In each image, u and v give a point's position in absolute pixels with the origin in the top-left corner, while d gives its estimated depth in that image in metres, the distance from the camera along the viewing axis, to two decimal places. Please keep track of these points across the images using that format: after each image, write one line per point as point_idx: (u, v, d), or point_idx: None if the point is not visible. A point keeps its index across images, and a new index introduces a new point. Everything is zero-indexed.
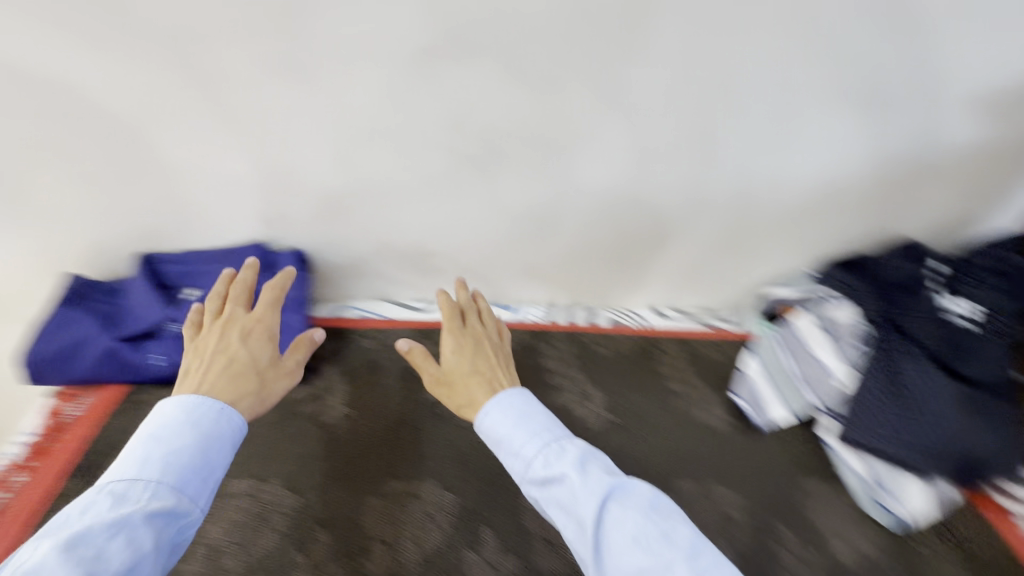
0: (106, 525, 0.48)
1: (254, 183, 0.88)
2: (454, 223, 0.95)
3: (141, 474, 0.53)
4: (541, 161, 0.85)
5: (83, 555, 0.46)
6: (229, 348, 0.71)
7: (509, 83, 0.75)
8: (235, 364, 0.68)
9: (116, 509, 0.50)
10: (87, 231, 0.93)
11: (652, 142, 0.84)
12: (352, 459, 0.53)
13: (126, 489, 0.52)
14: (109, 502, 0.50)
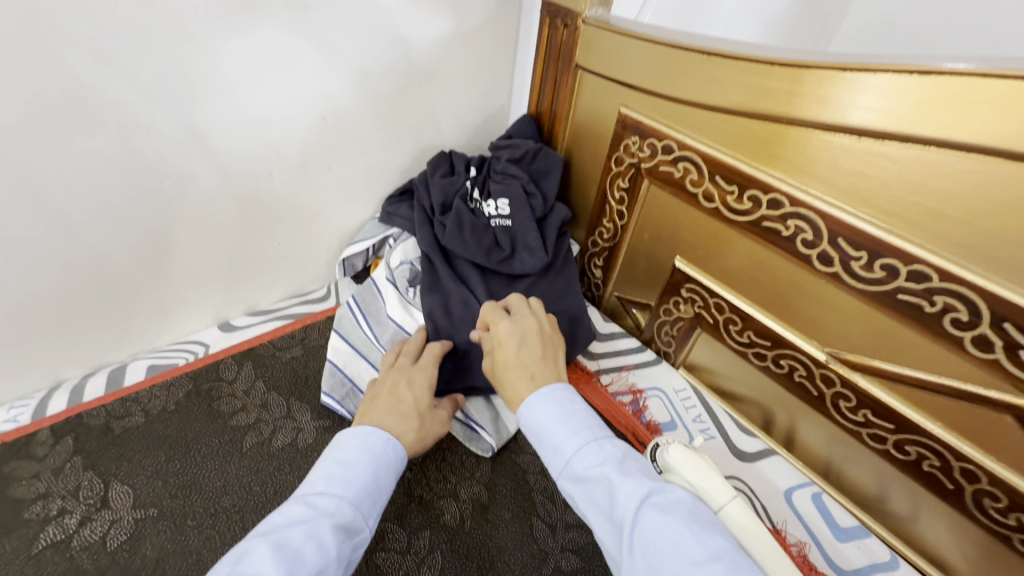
0: (594, 469, 0.41)
1: None
2: (332, 171, 0.69)
3: (563, 414, 0.45)
4: (335, 141, 0.66)
5: (593, 502, 0.41)
6: (520, 325, 0.55)
7: (293, 63, 0.57)
8: (404, 407, 0.51)
9: (576, 442, 0.43)
10: None
11: (399, 118, 0.70)
12: (586, 440, 0.43)
13: (530, 421, 0.47)
14: (586, 437, 0.43)
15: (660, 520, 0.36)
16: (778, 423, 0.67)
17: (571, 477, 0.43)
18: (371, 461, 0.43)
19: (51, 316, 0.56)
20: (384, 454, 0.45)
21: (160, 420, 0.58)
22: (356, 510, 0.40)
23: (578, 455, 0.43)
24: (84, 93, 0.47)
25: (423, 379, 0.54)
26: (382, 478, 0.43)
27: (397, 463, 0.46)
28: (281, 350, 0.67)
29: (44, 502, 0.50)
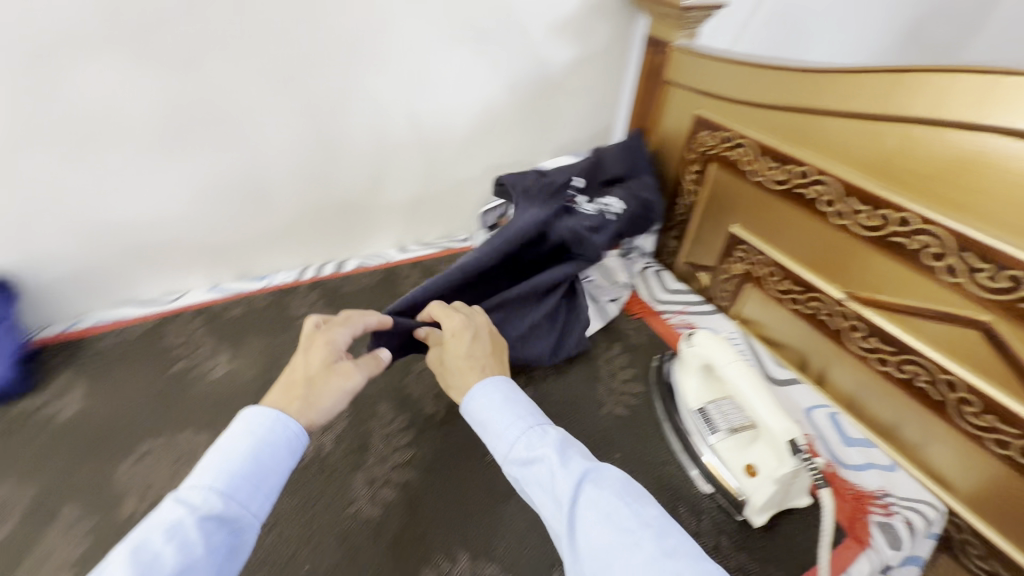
0: (537, 450, 0.52)
1: (278, 130, 0.80)
2: (487, 148, 1.00)
3: (502, 407, 0.56)
4: (492, 127, 0.97)
5: (536, 482, 0.51)
6: (473, 322, 0.64)
7: (477, 73, 0.90)
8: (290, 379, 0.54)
9: (522, 427, 0.54)
10: None
11: (536, 114, 1.00)
12: (529, 427, 0.54)
13: (476, 410, 0.57)
14: (530, 423, 0.54)
15: (596, 493, 0.48)
16: (810, 364, 0.83)
17: (515, 460, 0.53)
18: (252, 449, 0.47)
19: (317, 220, 0.93)
20: (266, 435, 0.49)
21: (365, 290, 0.90)
22: (229, 499, 0.45)
23: (522, 442, 0.53)
24: (365, 83, 0.82)
25: (324, 347, 0.56)
26: (266, 459, 0.48)
27: (290, 441, 0.49)
28: (437, 264, 0.98)
29: (305, 318, 0.84)
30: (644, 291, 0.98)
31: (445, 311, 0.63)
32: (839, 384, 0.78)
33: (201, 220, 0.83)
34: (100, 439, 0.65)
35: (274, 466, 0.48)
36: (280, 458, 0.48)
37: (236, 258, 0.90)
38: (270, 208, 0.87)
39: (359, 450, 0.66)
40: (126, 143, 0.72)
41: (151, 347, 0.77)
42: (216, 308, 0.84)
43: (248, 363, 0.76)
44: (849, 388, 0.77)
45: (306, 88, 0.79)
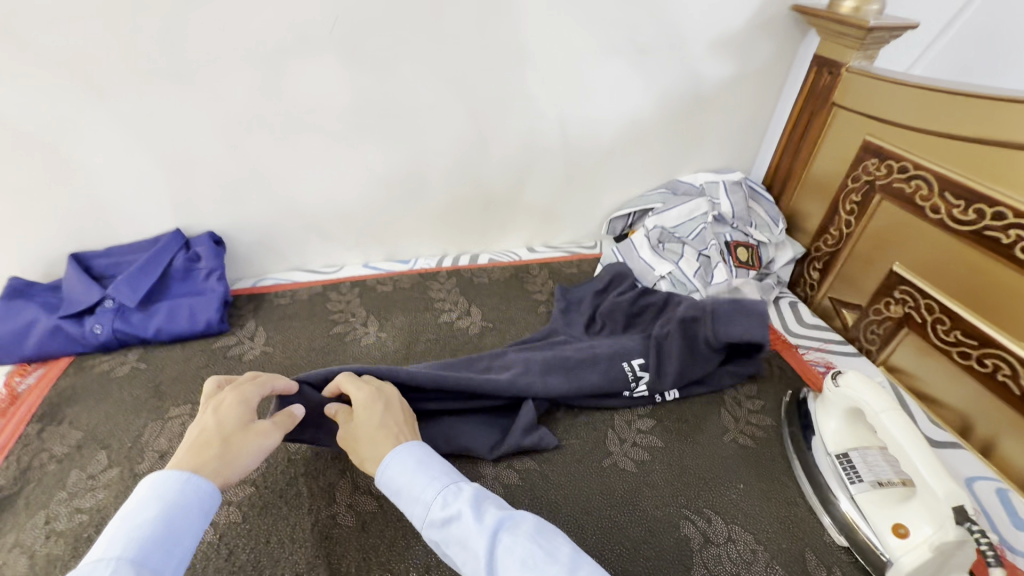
0: (452, 507, 0.47)
1: (444, 128, 0.88)
2: (627, 160, 1.01)
3: (415, 469, 0.50)
4: (636, 139, 0.99)
5: (457, 541, 0.45)
6: (381, 393, 0.60)
7: (632, 86, 0.91)
8: (198, 438, 0.48)
9: (436, 488, 0.48)
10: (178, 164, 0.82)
11: (682, 130, 0.99)
12: (443, 486, 0.48)
13: (386, 480, 0.51)
14: (444, 482, 0.49)
15: (511, 542, 0.43)
16: (976, 429, 0.73)
17: (433, 524, 0.47)
18: (159, 511, 0.42)
19: (461, 214, 1.00)
20: (176, 497, 0.43)
21: (495, 284, 0.96)
22: (140, 566, 0.39)
23: (438, 505, 0.47)
24: (526, 90, 0.88)
25: (237, 404, 0.52)
26: (177, 523, 0.42)
27: (199, 499, 0.44)
28: (564, 268, 1.00)
29: (442, 302, 0.91)
30: (777, 322, 0.94)
31: (353, 382, 0.60)
32: (1013, 458, 0.68)
33: (365, 203, 0.94)
34: None
35: (191, 524, 0.43)
36: (192, 519, 0.43)
37: (388, 241, 1.00)
38: (423, 198, 0.96)
39: None
40: (321, 130, 0.84)
41: (315, 308, 0.88)
42: (368, 283, 0.94)
43: (393, 336, 0.84)
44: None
45: (474, 92, 0.86)
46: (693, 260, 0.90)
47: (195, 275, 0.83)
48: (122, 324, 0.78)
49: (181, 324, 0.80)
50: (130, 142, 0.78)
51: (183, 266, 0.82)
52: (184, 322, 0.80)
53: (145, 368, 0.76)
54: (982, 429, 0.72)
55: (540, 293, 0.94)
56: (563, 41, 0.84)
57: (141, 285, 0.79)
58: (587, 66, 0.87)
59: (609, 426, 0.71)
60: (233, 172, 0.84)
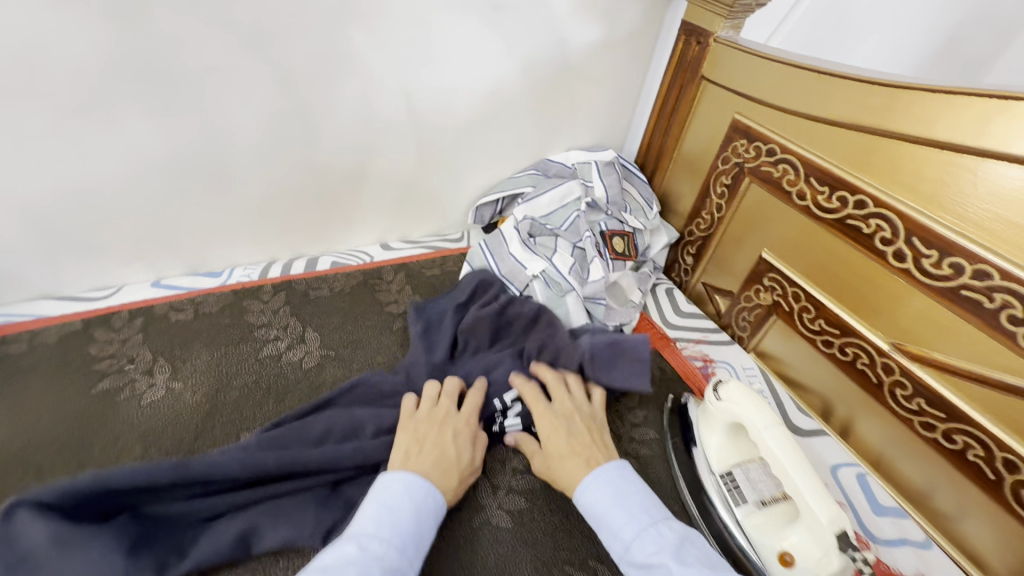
0: (654, 555, 0.46)
1: (244, 101, 0.66)
2: (491, 139, 0.87)
3: (615, 502, 0.51)
4: (499, 114, 0.84)
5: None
6: (561, 414, 0.60)
7: (488, 52, 0.76)
8: (431, 449, 0.54)
9: (634, 528, 0.48)
10: None
11: (550, 103, 0.87)
12: (644, 525, 0.48)
13: (588, 507, 0.51)
14: (643, 523, 0.49)
15: None
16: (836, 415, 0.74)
17: (631, 564, 0.47)
18: (413, 512, 0.47)
19: (287, 210, 0.79)
20: (424, 501, 0.48)
21: (339, 296, 0.77)
22: (400, 552, 0.44)
23: (637, 541, 0.47)
24: (353, 52, 0.68)
25: (464, 431, 0.57)
26: (424, 527, 0.47)
27: (438, 508, 0.49)
28: (425, 268, 0.85)
29: (266, 328, 0.71)
30: (655, 314, 0.89)
31: (545, 408, 0.60)
32: (869, 441, 0.70)
33: (140, 203, 0.69)
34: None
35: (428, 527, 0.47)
36: (432, 525, 0.48)
37: (186, 249, 0.76)
38: (229, 191, 0.73)
39: None
40: (40, 102, 0.57)
41: (71, 355, 0.63)
42: (158, 310, 0.70)
43: (192, 384, 0.63)
44: (880, 448, 0.69)
45: (280, 52, 0.64)
46: (567, 255, 0.79)
47: None
48: None
49: None
50: None
51: None
52: None
53: None
54: (841, 415, 0.73)
55: (398, 301, 0.79)
56: None
57: None
58: (431, 23, 0.70)
59: (481, 471, 0.60)
60: None
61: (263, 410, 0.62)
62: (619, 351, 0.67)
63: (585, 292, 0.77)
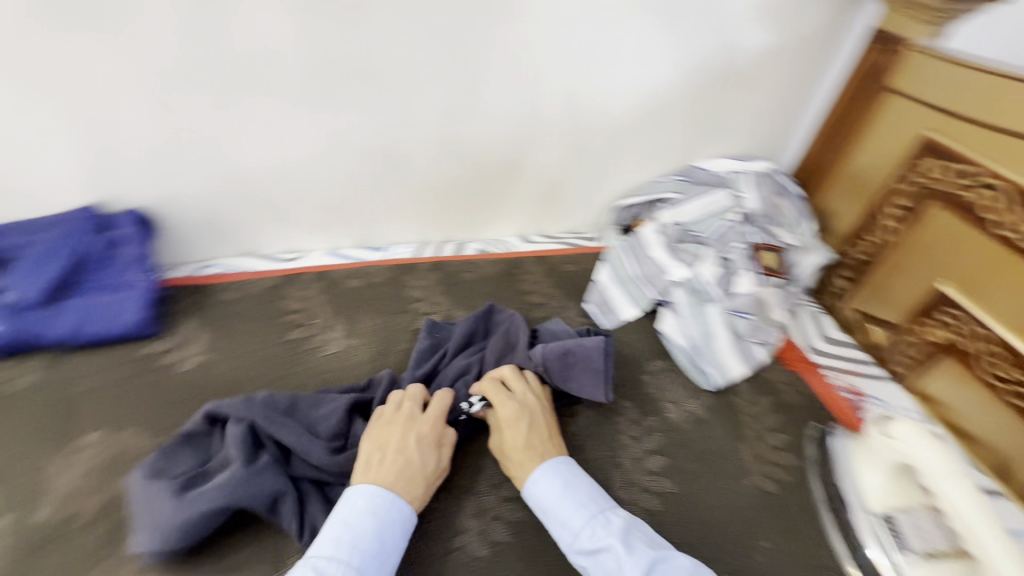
0: (601, 539, 0.48)
1: (428, 96, 0.73)
2: (641, 142, 0.87)
3: (558, 495, 0.51)
4: (654, 117, 0.84)
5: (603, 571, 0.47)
6: (524, 403, 0.57)
7: (655, 56, 0.76)
8: (405, 462, 0.50)
9: (583, 516, 0.49)
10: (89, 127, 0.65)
11: (707, 109, 0.85)
12: (594, 513, 0.50)
13: (536, 502, 0.52)
14: (592, 510, 0.50)
15: None
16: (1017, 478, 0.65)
17: (580, 551, 0.48)
18: (376, 528, 0.46)
19: (446, 197, 0.86)
20: (385, 515, 0.47)
21: (484, 281, 0.82)
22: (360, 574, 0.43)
23: (586, 527, 0.49)
24: (528, 53, 0.72)
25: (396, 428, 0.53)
26: (387, 539, 0.46)
27: (402, 524, 0.47)
28: (563, 263, 0.87)
29: (421, 303, 0.77)
30: (798, 337, 0.84)
31: (501, 393, 0.57)
32: None
33: (330, 180, 0.78)
34: (211, 398, 0.63)
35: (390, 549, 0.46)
36: (399, 536, 0.47)
37: (358, 225, 0.85)
38: (401, 176, 0.81)
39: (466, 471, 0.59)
40: (272, 89, 0.67)
41: (268, 306, 0.74)
42: (334, 276, 0.80)
43: (361, 345, 0.71)
44: None
45: (466, 52, 0.70)
46: (713, 263, 0.77)
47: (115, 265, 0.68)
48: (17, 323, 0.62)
49: (95, 325, 0.65)
50: (17, 96, 0.61)
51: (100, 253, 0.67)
52: (103, 322, 0.65)
53: (47, 381, 0.62)
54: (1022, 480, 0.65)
55: (538, 290, 0.82)
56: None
57: (45, 277, 0.64)
58: (606, 26, 0.72)
59: (615, 466, 0.61)
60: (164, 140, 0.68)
61: None
62: (572, 365, 0.61)
63: (730, 304, 0.75)
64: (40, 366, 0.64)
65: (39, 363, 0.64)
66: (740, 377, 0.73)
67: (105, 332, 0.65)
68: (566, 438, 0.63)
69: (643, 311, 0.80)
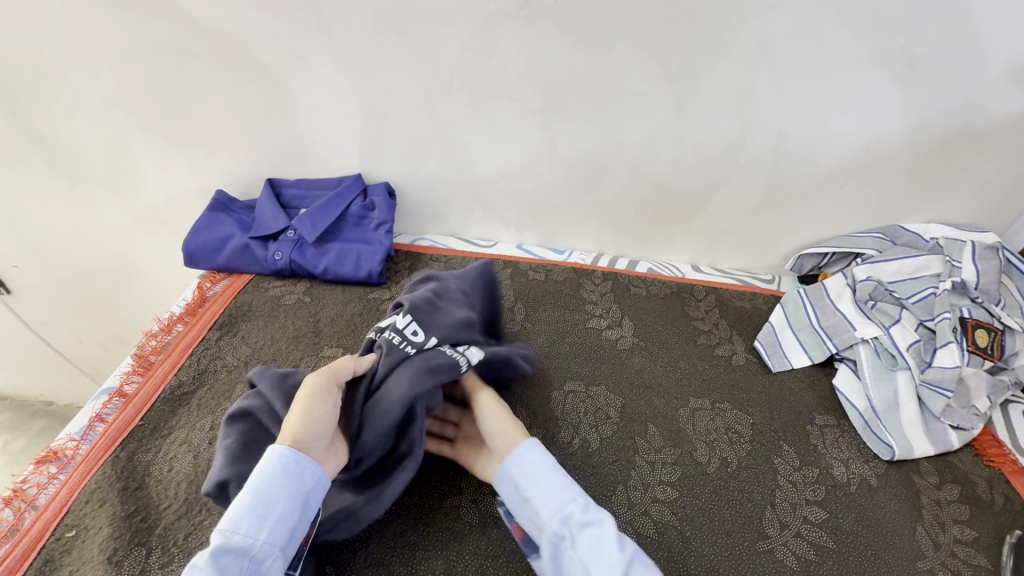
0: (592, 516, 0.50)
1: (642, 124, 0.80)
2: (844, 193, 0.85)
3: (548, 473, 0.53)
4: (865, 171, 0.82)
5: (584, 546, 0.48)
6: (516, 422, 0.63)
7: (884, 112, 0.75)
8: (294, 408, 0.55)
9: (570, 495, 0.51)
10: (376, 115, 0.84)
11: (931, 172, 0.80)
12: (579, 496, 0.52)
13: (519, 473, 0.53)
14: (580, 493, 0.52)
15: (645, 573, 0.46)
16: None
17: (562, 525, 0.49)
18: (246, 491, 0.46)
19: (630, 214, 0.92)
20: (262, 471, 0.47)
21: (654, 298, 0.86)
22: (236, 532, 0.44)
23: (568, 507, 0.50)
24: (747, 94, 0.75)
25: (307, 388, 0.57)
26: (265, 493, 0.46)
27: (278, 470, 0.48)
28: (735, 298, 0.88)
29: (593, 305, 0.84)
30: (1002, 431, 0.73)
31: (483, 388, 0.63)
32: None
33: (536, 183, 0.90)
34: None
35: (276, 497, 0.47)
36: (275, 487, 0.47)
37: (547, 226, 0.96)
38: (598, 190, 0.90)
39: (621, 465, 0.64)
40: (515, 102, 0.80)
41: None
42: (521, 266, 0.90)
43: (539, 329, 0.80)
44: None
45: (688, 89, 0.76)
46: (911, 330, 0.73)
47: (366, 224, 0.85)
48: (297, 253, 0.82)
49: (345, 266, 0.82)
50: (339, 86, 0.81)
51: (358, 214, 0.85)
52: (350, 266, 0.82)
53: (304, 301, 0.80)
54: None
55: (707, 316, 0.84)
56: (815, 48, 0.70)
57: (321, 224, 0.82)
58: (837, 77, 0.72)
59: (769, 504, 0.61)
60: (423, 133, 0.85)
61: (584, 368, 0.75)
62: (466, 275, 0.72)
63: (924, 376, 0.70)
64: (300, 289, 0.82)
65: (302, 287, 0.83)
66: (925, 461, 0.67)
67: (350, 274, 0.82)
68: (720, 464, 0.65)
69: (815, 362, 0.78)
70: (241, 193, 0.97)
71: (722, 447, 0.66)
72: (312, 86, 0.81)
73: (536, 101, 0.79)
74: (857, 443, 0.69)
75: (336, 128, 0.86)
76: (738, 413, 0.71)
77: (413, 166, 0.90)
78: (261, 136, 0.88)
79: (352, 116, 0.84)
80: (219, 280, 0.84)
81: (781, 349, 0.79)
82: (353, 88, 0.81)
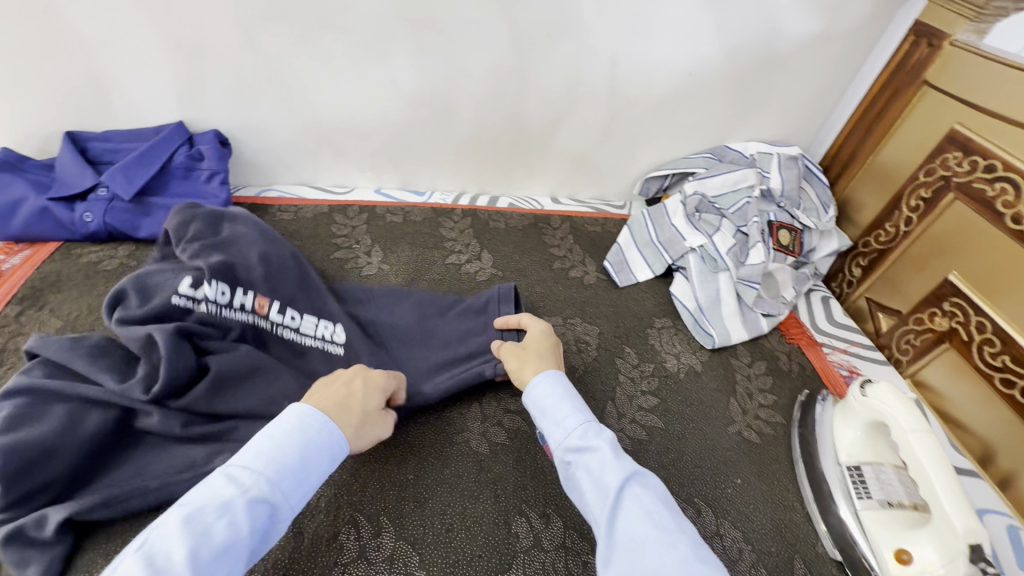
0: (591, 441, 0.48)
1: (481, 55, 0.80)
2: (676, 118, 0.91)
3: (559, 399, 0.52)
4: (689, 94, 0.88)
5: (587, 471, 0.46)
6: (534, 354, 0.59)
7: (699, 36, 0.81)
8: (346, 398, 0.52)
9: (576, 420, 0.50)
10: (187, 52, 0.75)
11: (745, 93, 0.89)
12: (585, 421, 0.50)
13: (534, 402, 0.53)
14: (586, 417, 0.50)
15: (643, 494, 0.44)
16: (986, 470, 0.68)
17: (568, 449, 0.49)
18: (299, 442, 0.45)
19: (483, 149, 0.93)
20: (313, 435, 0.46)
21: (512, 229, 0.89)
22: (274, 487, 0.42)
23: (572, 435, 0.49)
24: (574, 19, 0.77)
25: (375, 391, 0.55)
26: (309, 457, 0.45)
27: (330, 442, 0.46)
28: (588, 224, 0.93)
29: (452, 242, 0.85)
30: (804, 316, 0.86)
31: (535, 320, 0.63)
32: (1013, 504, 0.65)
33: (383, 122, 0.87)
34: None
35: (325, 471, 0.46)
36: (322, 461, 0.45)
37: (403, 169, 0.94)
38: (449, 126, 0.88)
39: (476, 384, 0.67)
40: (344, 33, 0.75)
41: (318, 229, 0.84)
42: (378, 211, 0.88)
43: (399, 271, 0.80)
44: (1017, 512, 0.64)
45: (519, 16, 0.76)
46: (729, 235, 0.82)
47: (195, 178, 0.78)
48: (113, 213, 0.74)
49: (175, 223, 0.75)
50: (133, 18, 0.71)
51: (183, 165, 0.77)
52: None
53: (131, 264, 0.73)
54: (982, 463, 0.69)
55: (561, 241, 0.89)
56: None
57: (138, 177, 0.74)
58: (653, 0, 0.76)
59: (610, 399, 0.68)
60: (248, 71, 0.78)
61: None
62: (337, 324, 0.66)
63: (740, 273, 0.80)
64: (122, 252, 0.75)
65: (126, 249, 0.75)
66: (740, 346, 0.78)
67: None
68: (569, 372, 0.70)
69: (656, 274, 0.85)
70: (35, 149, 0.84)
71: (573, 355, 0.72)
72: (99, 17, 0.71)
73: (366, 31, 0.75)
74: (685, 339, 0.78)
75: (141, 67, 0.76)
76: (587, 325, 0.77)
77: (245, 111, 0.83)
78: (47, 79, 0.76)
79: (160, 54, 0.75)
80: (16, 252, 0.74)
81: (625, 265, 0.85)
82: (152, 17, 0.71)
